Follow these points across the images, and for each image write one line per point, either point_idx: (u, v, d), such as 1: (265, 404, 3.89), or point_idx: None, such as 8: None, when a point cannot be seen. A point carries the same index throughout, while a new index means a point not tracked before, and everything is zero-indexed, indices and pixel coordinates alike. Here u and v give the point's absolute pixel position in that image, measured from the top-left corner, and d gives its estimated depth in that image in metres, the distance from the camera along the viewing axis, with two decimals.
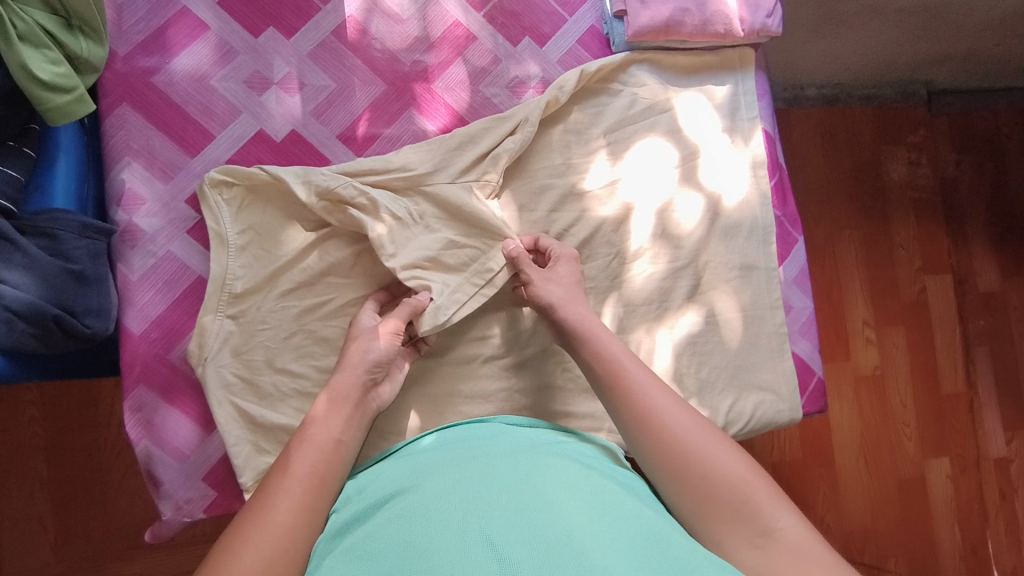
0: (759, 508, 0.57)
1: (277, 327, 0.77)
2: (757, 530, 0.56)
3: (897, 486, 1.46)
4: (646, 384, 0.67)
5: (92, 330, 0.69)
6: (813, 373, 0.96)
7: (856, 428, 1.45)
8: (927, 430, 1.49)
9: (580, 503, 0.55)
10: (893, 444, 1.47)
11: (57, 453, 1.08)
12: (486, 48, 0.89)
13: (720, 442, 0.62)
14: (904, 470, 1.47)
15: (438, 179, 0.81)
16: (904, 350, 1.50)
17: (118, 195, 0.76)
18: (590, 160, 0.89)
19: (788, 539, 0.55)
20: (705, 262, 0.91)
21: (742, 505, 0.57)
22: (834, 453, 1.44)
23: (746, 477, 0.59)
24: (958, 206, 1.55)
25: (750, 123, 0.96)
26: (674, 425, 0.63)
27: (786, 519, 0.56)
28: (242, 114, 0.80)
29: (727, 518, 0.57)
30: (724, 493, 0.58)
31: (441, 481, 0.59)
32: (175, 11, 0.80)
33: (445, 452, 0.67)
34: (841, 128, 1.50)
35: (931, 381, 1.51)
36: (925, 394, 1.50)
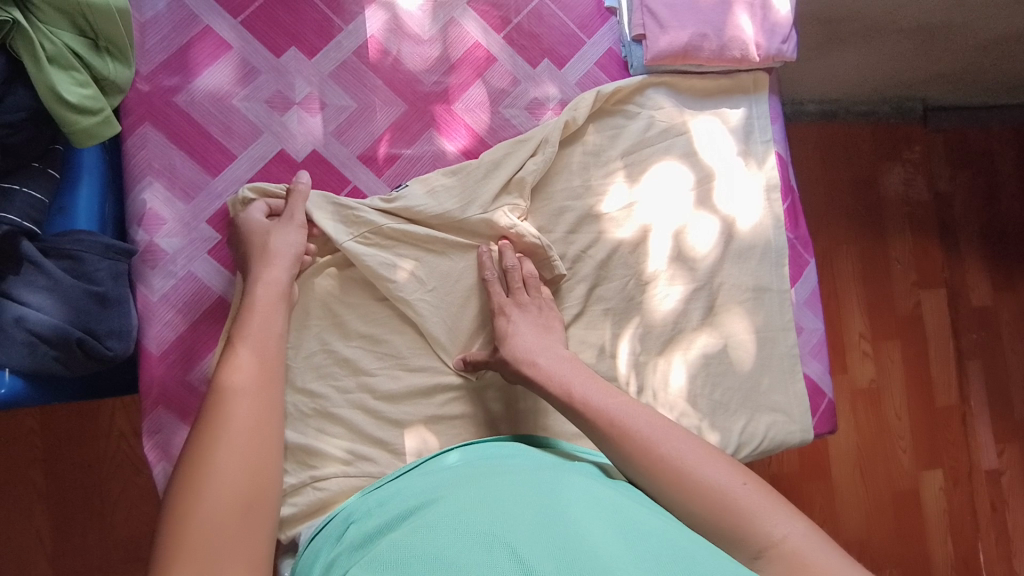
0: (752, 524, 0.57)
1: (297, 346, 0.78)
2: (754, 548, 0.56)
3: (892, 498, 1.48)
4: (635, 418, 0.66)
5: (113, 352, 0.68)
6: (823, 395, 0.96)
7: (852, 441, 1.47)
8: (922, 442, 1.51)
9: (605, 520, 0.56)
10: (889, 456, 1.49)
11: (56, 466, 1.07)
12: (506, 70, 0.89)
13: (709, 458, 0.62)
14: (899, 482, 1.49)
15: (469, 212, 0.82)
16: (900, 364, 1.52)
17: (138, 215, 0.75)
18: (608, 183, 0.90)
19: (787, 550, 0.55)
20: (718, 284, 0.92)
21: (734, 523, 0.57)
22: (832, 466, 1.45)
23: (737, 489, 0.59)
24: (953, 222, 1.58)
25: (763, 146, 0.97)
26: (658, 450, 0.62)
27: (783, 528, 0.56)
28: (263, 133, 0.80)
29: (726, 540, 0.58)
30: (716, 516, 0.58)
31: (467, 494, 0.60)
32: (198, 31, 0.80)
33: (472, 467, 0.67)
34: (840, 145, 1.53)
35: (925, 395, 1.53)
36: (920, 405, 1.52)
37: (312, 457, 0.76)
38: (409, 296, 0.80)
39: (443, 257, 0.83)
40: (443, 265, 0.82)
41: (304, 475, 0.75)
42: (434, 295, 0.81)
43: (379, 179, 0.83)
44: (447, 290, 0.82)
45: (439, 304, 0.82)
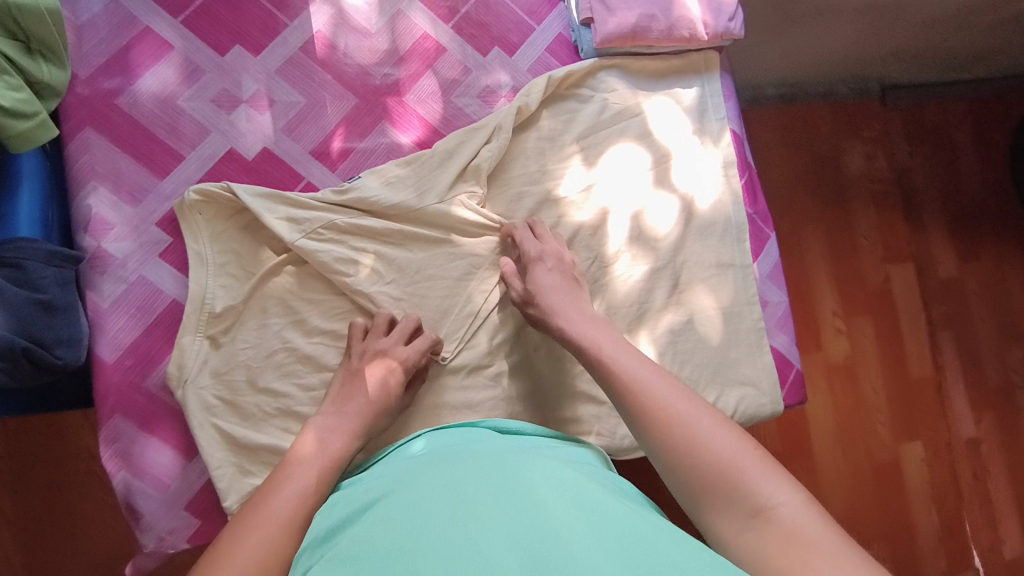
0: (750, 486, 0.55)
1: (257, 346, 0.77)
2: (748, 511, 0.54)
3: (874, 472, 1.49)
4: (654, 382, 0.64)
5: (63, 361, 0.67)
6: (791, 366, 0.96)
7: (830, 419, 1.49)
8: (899, 414, 1.53)
9: (569, 505, 0.55)
10: (868, 430, 1.50)
11: (24, 487, 1.04)
12: (456, 59, 0.89)
13: (713, 421, 0.60)
14: (879, 456, 1.50)
15: (426, 202, 0.82)
16: (873, 338, 1.53)
17: (84, 220, 0.74)
18: (565, 166, 0.90)
19: (783, 518, 0.53)
20: (681, 262, 0.93)
21: (732, 485, 0.55)
22: (811, 443, 1.47)
23: (737, 454, 0.57)
24: (915, 197, 1.60)
25: (718, 124, 0.97)
26: (668, 410, 0.61)
27: (781, 496, 0.54)
28: (211, 133, 0.79)
29: (720, 501, 0.55)
30: (715, 478, 0.56)
31: (432, 485, 0.59)
32: (137, 32, 0.78)
33: (436, 456, 0.66)
34: (800, 126, 1.55)
35: (899, 367, 1.54)
36: (895, 379, 1.54)
37: (278, 457, 0.75)
38: (367, 288, 0.80)
39: (400, 250, 0.82)
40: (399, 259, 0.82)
41: None
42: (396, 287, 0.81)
43: (332, 174, 0.83)
44: (410, 281, 0.82)
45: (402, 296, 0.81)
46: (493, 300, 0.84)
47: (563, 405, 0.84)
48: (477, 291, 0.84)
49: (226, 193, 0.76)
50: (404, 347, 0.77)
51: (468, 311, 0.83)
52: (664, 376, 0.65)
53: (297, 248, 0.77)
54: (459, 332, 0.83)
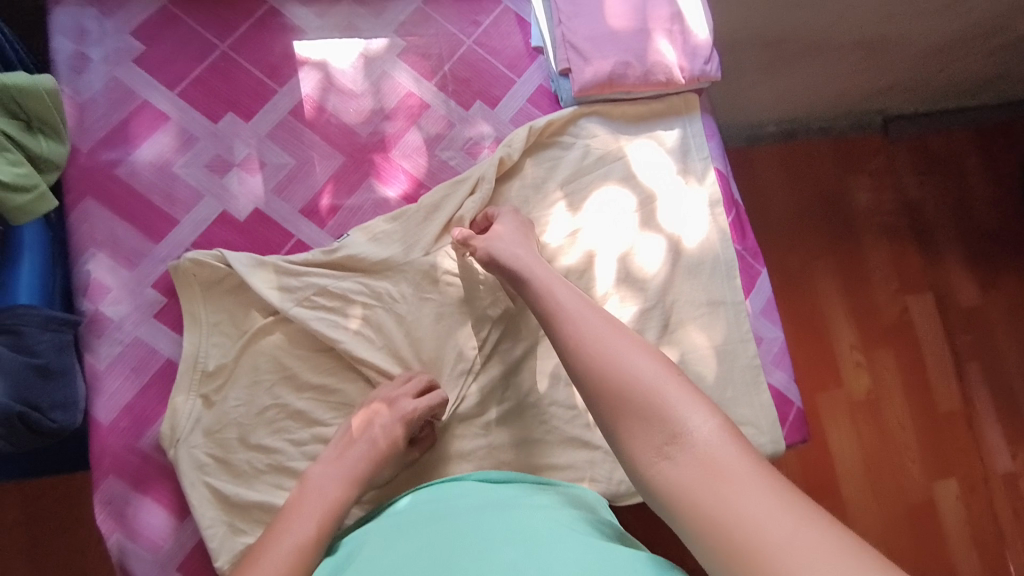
0: (667, 411, 0.52)
1: (248, 403, 0.78)
2: (665, 437, 0.51)
3: (908, 512, 1.41)
4: (581, 312, 0.64)
5: (58, 424, 0.70)
6: (791, 404, 0.95)
7: (857, 457, 1.43)
8: (929, 449, 1.46)
9: (540, 549, 0.55)
10: (898, 468, 1.44)
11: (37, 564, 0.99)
12: (440, 114, 0.92)
13: (639, 349, 0.58)
14: (912, 495, 1.42)
15: (413, 255, 0.84)
16: (894, 371, 1.49)
17: (83, 286, 0.78)
18: (550, 213, 0.92)
19: (698, 445, 0.50)
20: (671, 301, 0.93)
21: (650, 410, 0.53)
22: (839, 483, 1.41)
23: (658, 379, 0.54)
24: (927, 226, 1.58)
25: (702, 164, 0.98)
26: (593, 343, 0.59)
27: (698, 422, 0.51)
28: (205, 197, 0.82)
29: (636, 427, 0.53)
30: (633, 404, 0.53)
31: (413, 546, 0.59)
32: (136, 106, 0.83)
33: (420, 515, 0.66)
34: (804, 162, 1.56)
35: (925, 400, 1.49)
36: (922, 413, 1.48)
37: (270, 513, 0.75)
38: (363, 354, 0.81)
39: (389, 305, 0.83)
40: (387, 313, 0.83)
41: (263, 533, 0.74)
42: (385, 339, 0.83)
43: (321, 231, 0.85)
44: (399, 333, 0.83)
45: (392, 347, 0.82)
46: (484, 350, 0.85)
47: (555, 452, 0.84)
48: (467, 340, 0.84)
49: (219, 262, 0.79)
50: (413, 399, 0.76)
51: (460, 360, 0.84)
52: (604, 319, 0.63)
53: (288, 314, 0.79)
54: (453, 388, 0.83)
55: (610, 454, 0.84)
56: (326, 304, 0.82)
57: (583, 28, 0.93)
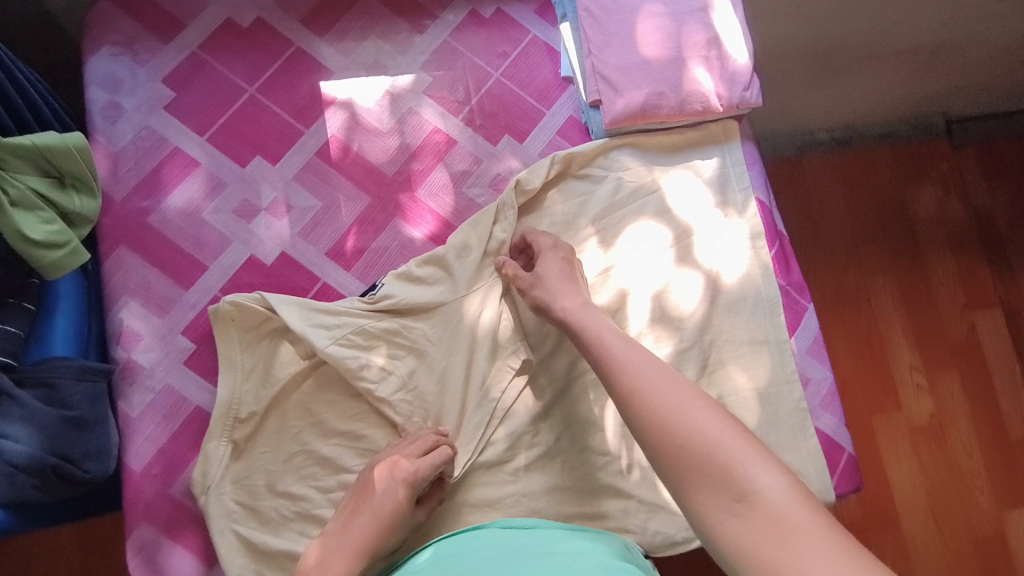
0: (733, 469, 0.51)
1: (276, 450, 0.78)
2: (733, 495, 0.50)
3: (976, 548, 1.23)
4: (644, 371, 0.62)
5: (90, 474, 0.70)
6: (842, 450, 0.89)
7: (917, 484, 1.26)
8: (1002, 479, 1.27)
9: None
10: (964, 498, 1.25)
11: None
12: (467, 150, 0.90)
13: (704, 407, 0.56)
14: (981, 529, 1.24)
15: (445, 299, 0.83)
16: (961, 395, 1.31)
17: (116, 334, 0.79)
18: (581, 250, 0.89)
19: (765, 503, 0.48)
20: (710, 341, 0.88)
21: (715, 469, 0.51)
22: (898, 513, 1.24)
23: (724, 437, 0.53)
24: (999, 236, 1.39)
25: (742, 194, 0.93)
26: (657, 400, 0.58)
27: (768, 480, 0.50)
28: (233, 243, 0.83)
29: (700, 484, 0.52)
30: (694, 463, 0.52)
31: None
32: (167, 153, 0.84)
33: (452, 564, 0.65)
34: (858, 169, 1.39)
35: (997, 426, 1.30)
36: (993, 441, 1.29)
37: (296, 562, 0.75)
38: (388, 395, 0.79)
39: (413, 349, 0.82)
40: (410, 358, 0.81)
41: None
42: (406, 384, 0.80)
43: (348, 274, 0.85)
44: (424, 378, 0.81)
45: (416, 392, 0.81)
46: (513, 392, 0.82)
47: (586, 501, 0.80)
48: (498, 383, 0.82)
49: (260, 305, 0.79)
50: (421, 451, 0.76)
51: (490, 399, 0.81)
52: (659, 373, 0.62)
53: (325, 355, 0.77)
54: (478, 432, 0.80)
55: (644, 504, 0.81)
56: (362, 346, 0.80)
57: (614, 58, 0.89)
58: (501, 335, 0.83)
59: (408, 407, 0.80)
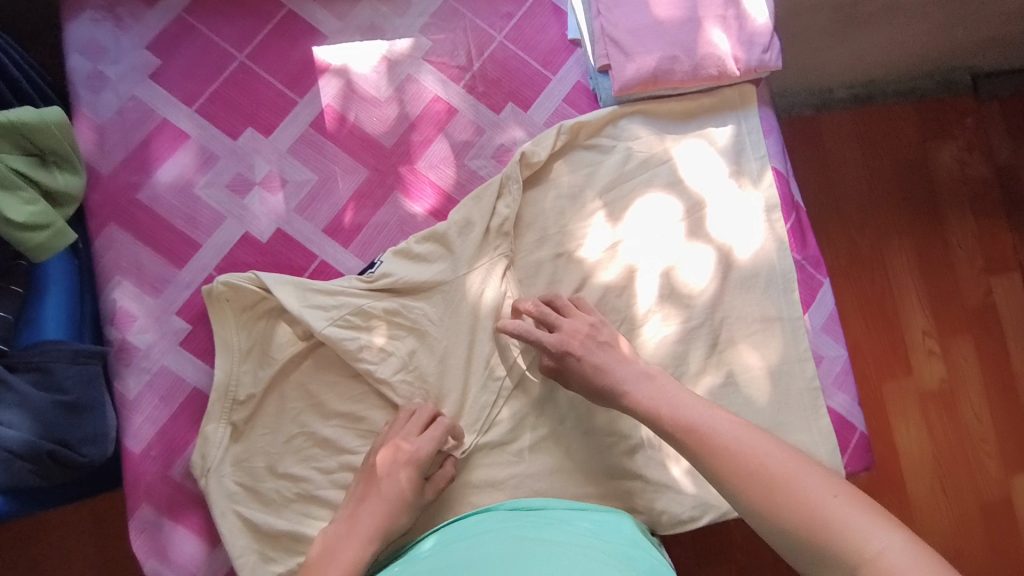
0: (845, 535, 0.50)
1: (276, 431, 0.77)
2: (849, 564, 0.49)
3: (981, 513, 1.23)
4: (712, 419, 0.62)
5: (89, 459, 0.68)
6: (854, 429, 0.86)
7: (925, 448, 1.24)
8: (1011, 445, 1.26)
9: None
10: (972, 463, 1.24)
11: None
12: (468, 120, 0.86)
13: (807, 468, 0.55)
14: (986, 493, 1.23)
15: (447, 277, 0.80)
16: (974, 360, 1.28)
17: (110, 315, 0.77)
18: (588, 225, 0.85)
19: (884, 566, 0.47)
20: (721, 319, 0.85)
21: (827, 537, 0.50)
22: (905, 477, 1.22)
23: (834, 503, 0.52)
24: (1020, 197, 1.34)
25: (758, 164, 0.89)
26: (744, 457, 0.57)
27: (884, 541, 0.48)
28: (226, 219, 0.80)
29: (822, 556, 0.51)
30: (809, 534, 0.51)
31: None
32: (155, 125, 0.81)
33: (460, 552, 0.63)
34: (878, 129, 1.32)
35: (1009, 392, 1.28)
36: (1004, 407, 1.27)
37: (300, 543, 0.74)
38: (388, 377, 0.77)
39: (413, 329, 0.79)
40: (411, 338, 0.79)
41: (292, 562, 0.74)
42: (406, 364, 0.79)
43: (346, 251, 0.82)
44: (426, 357, 0.79)
45: (417, 372, 0.79)
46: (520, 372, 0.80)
47: (591, 482, 0.79)
48: (502, 362, 0.80)
49: (255, 285, 0.76)
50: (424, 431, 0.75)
51: (496, 379, 0.79)
52: (757, 431, 0.60)
53: (322, 335, 0.75)
54: (481, 411, 0.79)
55: (651, 484, 0.79)
56: (359, 326, 0.78)
57: (624, 20, 0.84)
58: (505, 314, 0.81)
59: (409, 387, 0.78)
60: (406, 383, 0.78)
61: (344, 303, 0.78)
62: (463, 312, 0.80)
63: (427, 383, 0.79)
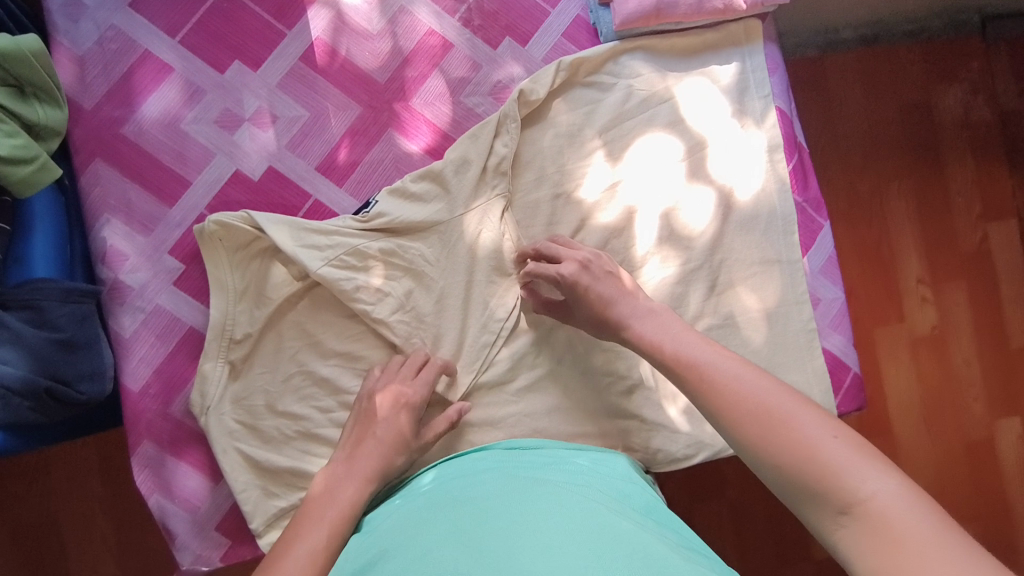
0: (837, 479, 0.49)
1: (274, 371, 0.77)
2: (837, 506, 0.49)
3: (964, 451, 1.26)
4: (714, 358, 0.62)
5: (86, 396, 0.69)
6: (848, 369, 0.87)
7: (913, 390, 1.26)
8: (998, 387, 1.28)
9: (565, 532, 0.52)
10: (958, 405, 1.27)
11: (82, 516, 1.01)
12: (465, 55, 0.83)
13: (802, 407, 0.54)
14: (971, 434, 1.26)
15: (444, 216, 0.79)
16: (966, 305, 1.29)
17: (101, 253, 0.76)
18: (587, 164, 0.83)
19: (874, 510, 0.47)
20: (720, 261, 0.84)
21: (821, 480, 0.50)
22: (891, 417, 1.25)
23: (827, 443, 0.51)
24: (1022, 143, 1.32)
25: (762, 102, 0.87)
26: (739, 396, 0.56)
27: (875, 484, 0.48)
28: (216, 156, 0.78)
29: (808, 496, 0.50)
30: (804, 476, 0.50)
31: (452, 525, 0.55)
32: (138, 56, 0.78)
33: (454, 490, 0.63)
34: (883, 70, 1.28)
35: (998, 337, 1.29)
36: (993, 351, 1.29)
37: (301, 479, 0.76)
38: (386, 317, 0.77)
39: (410, 269, 0.79)
40: (408, 278, 0.79)
41: (294, 497, 0.75)
42: (403, 304, 0.78)
43: (340, 190, 0.80)
44: (423, 297, 0.79)
45: (414, 311, 0.79)
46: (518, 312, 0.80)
47: (587, 421, 0.80)
48: (500, 303, 0.80)
49: (247, 224, 0.75)
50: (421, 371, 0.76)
51: (495, 319, 0.79)
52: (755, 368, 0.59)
53: (318, 275, 0.75)
54: (478, 352, 0.79)
55: (647, 423, 0.80)
56: (355, 266, 0.77)
57: None
58: (502, 255, 0.80)
59: (405, 326, 0.78)
60: (402, 323, 0.78)
61: (339, 242, 0.76)
62: (460, 251, 0.79)
63: (423, 323, 0.79)
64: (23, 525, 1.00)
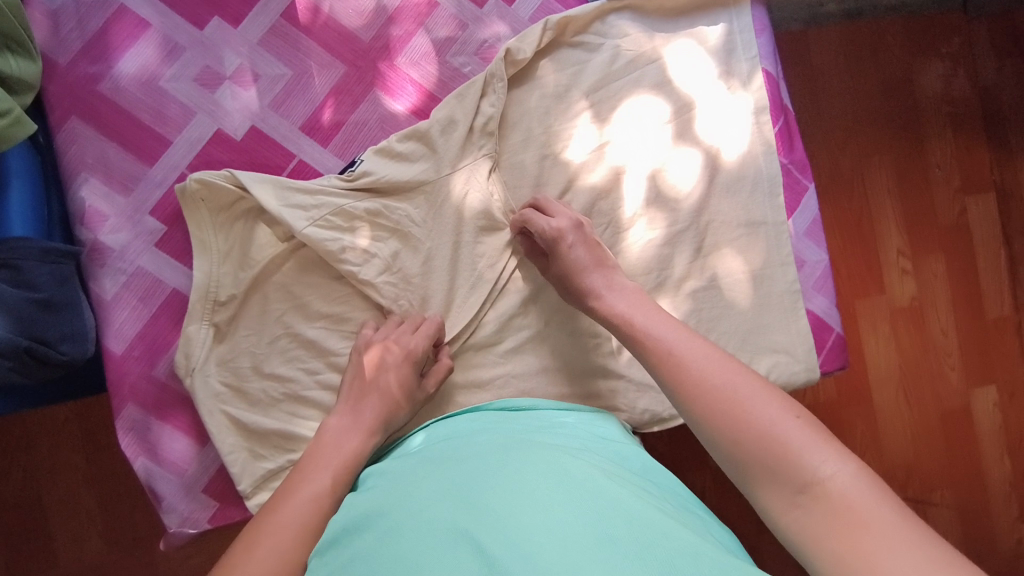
0: (798, 458, 0.49)
1: (260, 333, 0.76)
2: (796, 486, 0.49)
3: (939, 418, 1.29)
4: (672, 337, 0.61)
5: (69, 356, 0.68)
6: (831, 330, 0.88)
7: (891, 360, 1.27)
8: (973, 356, 1.31)
9: (559, 488, 0.52)
10: (935, 373, 1.29)
11: (66, 483, 1.00)
12: (450, 14, 0.82)
13: (761, 391, 0.54)
14: (946, 402, 1.29)
15: (430, 176, 0.78)
16: (944, 278, 1.30)
17: (80, 213, 0.74)
18: (574, 125, 0.83)
19: (832, 492, 0.47)
20: (706, 222, 0.85)
21: (782, 460, 0.49)
22: (870, 389, 1.26)
23: (785, 427, 0.51)
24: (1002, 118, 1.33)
25: (749, 64, 0.87)
26: (699, 376, 0.56)
27: (834, 466, 0.48)
28: (197, 114, 0.77)
29: (765, 474, 0.50)
30: (765, 457, 0.50)
31: (433, 491, 0.55)
32: (114, 11, 0.76)
33: (432, 459, 0.62)
34: (866, 43, 1.29)
35: (974, 307, 1.32)
36: (969, 321, 1.31)
37: (289, 440, 0.75)
38: (373, 278, 0.77)
39: (397, 229, 0.78)
40: (394, 239, 0.78)
41: (282, 459, 0.75)
42: (390, 266, 0.78)
43: (325, 150, 0.79)
44: (410, 258, 0.78)
45: (401, 273, 0.78)
46: (506, 274, 0.80)
47: (575, 382, 0.80)
48: (488, 263, 0.80)
49: (230, 183, 0.74)
50: (413, 332, 0.76)
51: (483, 281, 0.79)
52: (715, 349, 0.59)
53: (302, 235, 0.74)
54: (466, 313, 0.79)
55: (634, 383, 0.81)
56: (342, 226, 0.76)
57: None
58: (490, 216, 0.80)
59: (392, 288, 0.78)
60: (389, 284, 0.78)
61: (324, 202, 0.76)
62: (447, 211, 0.79)
63: (410, 285, 0.78)
64: (6, 493, 0.99)
